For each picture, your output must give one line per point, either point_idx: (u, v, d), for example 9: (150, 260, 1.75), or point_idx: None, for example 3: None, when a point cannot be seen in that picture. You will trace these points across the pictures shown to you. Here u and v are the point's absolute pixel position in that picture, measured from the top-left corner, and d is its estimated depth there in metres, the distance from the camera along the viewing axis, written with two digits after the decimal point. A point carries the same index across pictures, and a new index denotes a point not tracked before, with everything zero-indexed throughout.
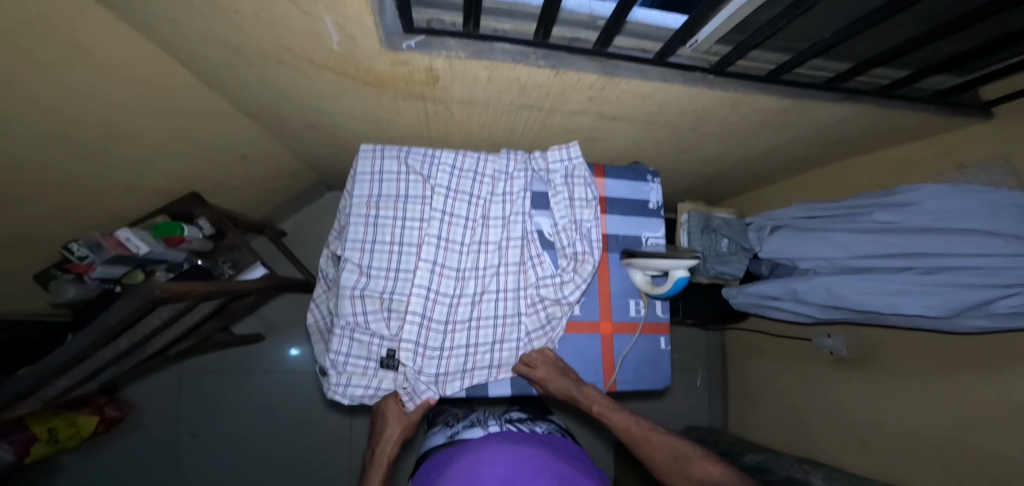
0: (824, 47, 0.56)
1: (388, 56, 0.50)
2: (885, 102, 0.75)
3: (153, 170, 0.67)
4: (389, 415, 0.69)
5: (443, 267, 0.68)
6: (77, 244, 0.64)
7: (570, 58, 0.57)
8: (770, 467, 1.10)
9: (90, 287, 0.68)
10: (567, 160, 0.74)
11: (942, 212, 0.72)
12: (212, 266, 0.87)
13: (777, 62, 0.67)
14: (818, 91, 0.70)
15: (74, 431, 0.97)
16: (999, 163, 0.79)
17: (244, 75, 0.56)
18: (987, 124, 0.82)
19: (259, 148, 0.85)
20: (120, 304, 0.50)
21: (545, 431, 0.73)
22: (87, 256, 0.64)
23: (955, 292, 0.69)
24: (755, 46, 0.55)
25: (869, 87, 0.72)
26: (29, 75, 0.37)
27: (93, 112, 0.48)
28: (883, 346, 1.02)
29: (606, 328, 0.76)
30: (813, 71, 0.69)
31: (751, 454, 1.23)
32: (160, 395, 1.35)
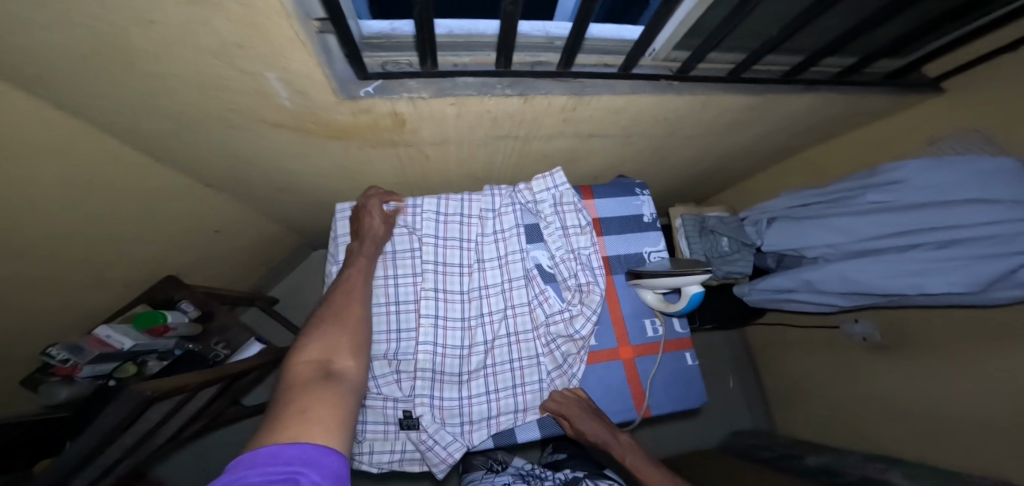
0: (774, 45, 0.55)
1: (347, 105, 0.49)
2: (844, 89, 0.75)
3: (117, 258, 0.64)
4: (373, 211, 0.63)
5: (444, 322, 0.63)
6: (57, 347, 0.59)
7: (537, 83, 0.56)
8: (839, 469, 0.97)
9: (85, 384, 0.63)
10: (553, 188, 0.72)
11: (936, 185, 0.69)
12: (205, 350, 0.78)
13: (734, 61, 0.66)
14: (778, 85, 0.70)
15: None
16: (971, 130, 0.77)
17: (200, 145, 0.54)
18: (942, 98, 0.82)
19: (233, 219, 0.82)
20: (111, 409, 0.47)
21: None
22: (69, 359, 0.59)
23: (975, 264, 0.64)
24: (711, 48, 0.54)
25: (823, 76, 0.72)
26: None
27: (33, 203, 0.44)
28: (921, 325, 0.95)
29: (626, 354, 0.69)
30: (768, 67, 0.69)
31: (812, 456, 1.09)
32: None
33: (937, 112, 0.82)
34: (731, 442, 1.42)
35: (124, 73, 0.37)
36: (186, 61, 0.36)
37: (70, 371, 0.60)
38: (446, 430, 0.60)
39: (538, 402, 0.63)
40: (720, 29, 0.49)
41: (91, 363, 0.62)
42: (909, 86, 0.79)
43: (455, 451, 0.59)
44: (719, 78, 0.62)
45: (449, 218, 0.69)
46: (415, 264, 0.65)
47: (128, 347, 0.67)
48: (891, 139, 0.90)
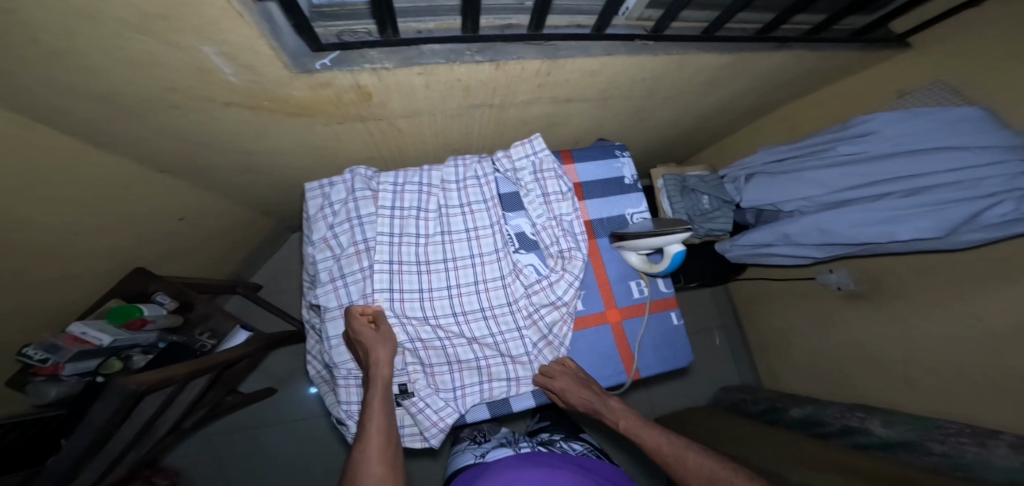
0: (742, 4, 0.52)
1: (303, 80, 0.46)
2: (816, 45, 0.74)
3: (80, 254, 0.61)
4: (364, 332, 0.57)
5: (431, 294, 0.66)
6: (32, 348, 0.57)
7: (507, 48, 0.53)
8: (822, 419, 1.14)
9: (73, 382, 0.62)
10: (532, 154, 0.70)
11: (904, 135, 0.71)
12: (189, 339, 0.80)
13: (707, 20, 0.64)
14: (751, 44, 0.68)
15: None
16: (935, 80, 0.77)
17: (151, 128, 0.51)
18: (910, 54, 0.81)
19: (199, 206, 0.79)
20: (96, 409, 0.45)
21: (579, 454, 0.72)
22: (49, 358, 0.58)
23: (944, 209, 0.66)
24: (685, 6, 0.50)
25: (794, 34, 0.71)
26: None
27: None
28: (894, 272, 1.02)
29: (614, 316, 0.72)
30: (741, 25, 0.67)
31: (796, 408, 1.25)
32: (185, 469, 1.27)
33: (905, 65, 0.82)
34: (722, 396, 1.57)
35: (45, 55, 0.33)
36: (113, 37, 0.33)
37: (53, 369, 0.59)
38: (439, 396, 0.63)
39: (528, 373, 0.67)
40: None
41: (73, 361, 0.61)
42: (876, 42, 0.78)
43: (447, 415, 0.62)
44: (692, 37, 0.60)
45: (428, 186, 0.68)
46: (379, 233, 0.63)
47: (108, 343, 0.65)
48: (861, 92, 0.90)
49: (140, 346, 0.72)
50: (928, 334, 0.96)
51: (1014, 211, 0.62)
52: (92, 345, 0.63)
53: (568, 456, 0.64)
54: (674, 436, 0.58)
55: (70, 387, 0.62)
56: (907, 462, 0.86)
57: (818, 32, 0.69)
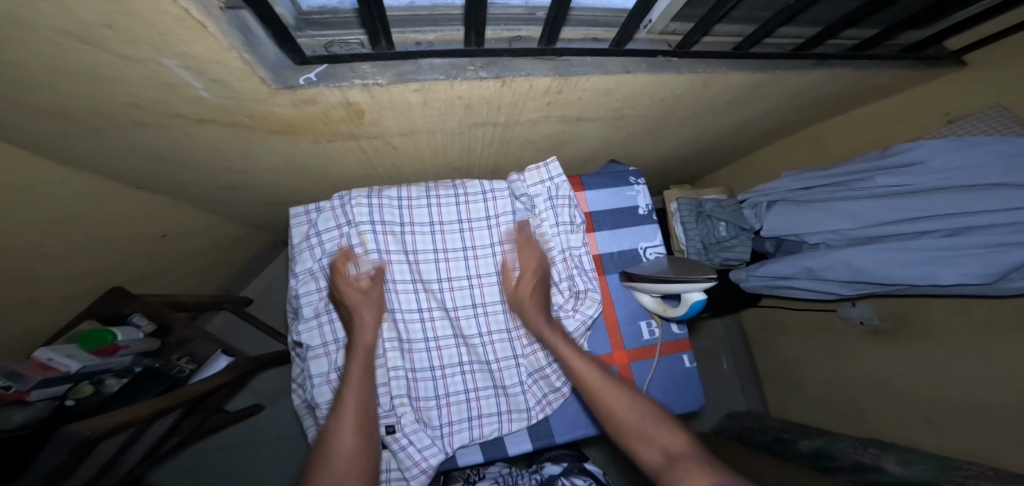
0: (785, 18, 0.46)
1: (285, 96, 0.41)
2: (859, 63, 0.68)
3: (46, 277, 0.56)
4: (348, 289, 0.52)
5: (431, 316, 0.60)
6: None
7: (515, 63, 0.48)
8: (831, 453, 1.04)
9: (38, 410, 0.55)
10: (548, 179, 0.63)
11: (954, 168, 0.64)
12: (167, 365, 0.72)
13: (738, 34, 0.58)
14: (789, 61, 0.62)
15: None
16: (989, 105, 0.70)
17: (118, 145, 0.46)
18: (959, 74, 0.75)
19: (182, 222, 0.74)
20: (43, 458, 0.39)
21: None
22: (9, 386, 0.52)
23: (994, 254, 0.59)
24: (718, 20, 0.45)
25: (835, 49, 0.65)
26: None
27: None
28: (928, 310, 0.93)
29: (621, 359, 0.64)
30: (777, 40, 0.61)
31: (806, 440, 1.17)
32: None
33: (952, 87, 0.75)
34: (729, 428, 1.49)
35: None
36: (52, 48, 0.28)
37: (16, 398, 0.53)
38: (425, 433, 0.56)
39: (523, 410, 0.60)
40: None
41: (40, 388, 0.54)
42: (925, 61, 0.72)
43: (431, 456, 0.54)
44: (722, 54, 0.54)
45: (435, 202, 0.61)
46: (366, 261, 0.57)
47: (78, 369, 0.59)
48: (899, 115, 0.84)
49: (113, 371, 0.65)
50: (962, 380, 0.88)
51: None
52: (59, 372, 0.57)
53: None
54: (652, 411, 0.48)
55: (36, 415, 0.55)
56: None
57: (864, 49, 0.63)
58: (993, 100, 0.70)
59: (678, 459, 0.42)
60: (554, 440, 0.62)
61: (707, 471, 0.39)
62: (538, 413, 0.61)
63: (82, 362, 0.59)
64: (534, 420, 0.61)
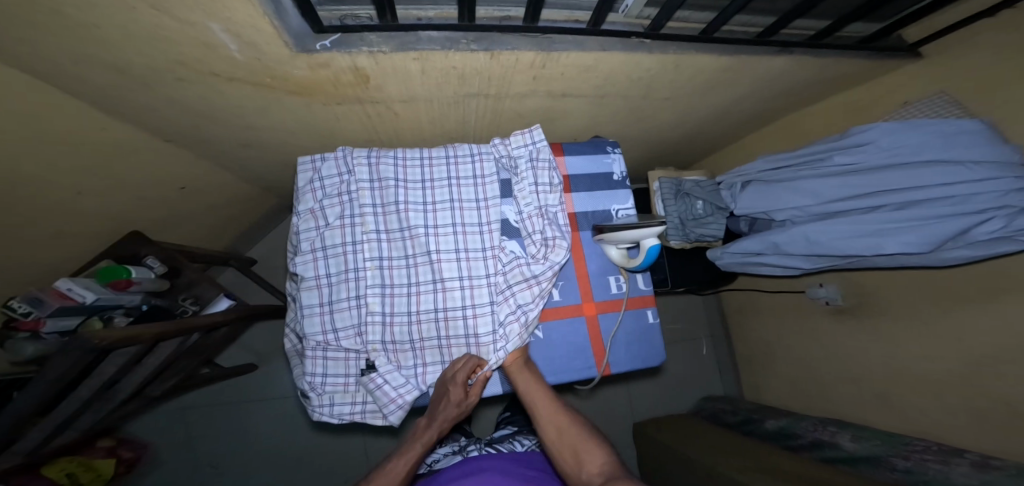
0: (740, 5, 0.53)
1: (304, 59, 0.48)
2: (822, 52, 0.74)
3: (87, 219, 0.64)
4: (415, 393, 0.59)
5: (415, 262, 0.65)
6: (16, 300, 0.54)
7: (503, 38, 0.54)
8: (795, 432, 1.17)
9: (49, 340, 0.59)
10: (531, 144, 0.71)
11: (900, 147, 0.70)
12: (172, 305, 0.80)
13: (706, 22, 0.64)
14: (754, 47, 0.68)
15: (93, 475, 0.95)
16: (944, 95, 0.76)
17: (156, 100, 0.53)
18: (919, 65, 0.80)
19: (201, 176, 0.81)
20: (58, 360, 0.46)
21: (524, 448, 0.72)
22: (31, 312, 0.55)
23: (931, 225, 0.66)
24: (682, 4, 0.51)
25: (796, 39, 0.71)
26: None
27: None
28: (883, 288, 1.01)
29: (589, 310, 0.72)
30: (743, 28, 0.67)
31: (772, 420, 1.29)
32: (172, 437, 1.32)
33: (912, 76, 0.81)
34: (704, 405, 1.59)
35: (63, 29, 0.35)
36: (124, 12, 0.35)
37: (33, 325, 0.55)
38: (399, 373, 0.63)
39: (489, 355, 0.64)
40: None
41: (55, 317, 0.58)
42: (885, 51, 0.78)
43: (406, 393, 0.62)
44: (689, 37, 0.60)
45: (430, 162, 0.68)
46: (360, 209, 0.64)
47: (94, 302, 0.63)
48: (866, 104, 0.90)
49: (122, 307, 0.69)
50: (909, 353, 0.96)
51: (1001, 229, 0.62)
52: (76, 302, 0.60)
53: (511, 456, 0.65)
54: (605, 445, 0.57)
55: (47, 345, 0.59)
56: (871, 477, 0.89)
57: (821, 38, 0.69)
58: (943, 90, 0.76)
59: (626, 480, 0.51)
60: None
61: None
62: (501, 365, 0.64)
63: (97, 294, 0.63)
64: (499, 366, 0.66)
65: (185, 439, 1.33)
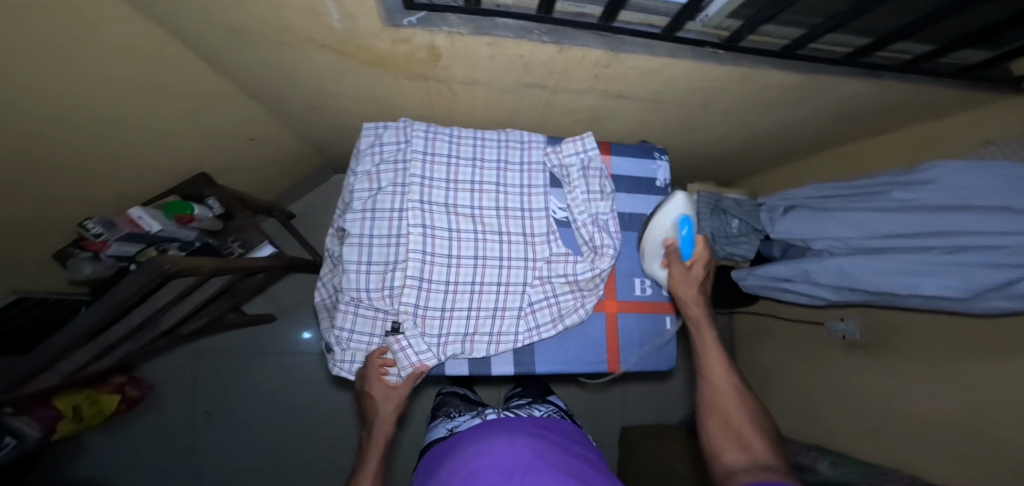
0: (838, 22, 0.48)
1: (389, 33, 0.51)
2: (914, 77, 0.67)
3: (165, 158, 0.69)
4: (376, 392, 0.64)
5: (459, 235, 0.68)
6: (91, 221, 0.60)
7: (574, 34, 0.55)
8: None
9: (108, 264, 0.65)
10: (582, 152, 0.73)
11: (966, 189, 0.66)
12: (224, 245, 0.85)
13: (789, 37, 0.60)
14: (831, 69, 0.63)
15: (97, 409, 1.05)
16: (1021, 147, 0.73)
17: (249, 60, 0.57)
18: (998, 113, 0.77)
19: (265, 131, 0.85)
20: (132, 277, 0.50)
21: (543, 414, 0.75)
22: (101, 234, 0.61)
23: (976, 272, 0.64)
24: (766, 21, 0.49)
25: (888, 63, 0.64)
26: (52, 66, 0.39)
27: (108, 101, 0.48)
28: (899, 329, 0.99)
29: (611, 307, 0.75)
30: (829, 46, 0.62)
31: None
32: (184, 372, 1.40)
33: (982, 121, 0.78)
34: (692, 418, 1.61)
35: None
36: None
37: (101, 246, 0.61)
38: (423, 340, 0.66)
39: (511, 333, 0.70)
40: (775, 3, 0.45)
41: (120, 242, 0.63)
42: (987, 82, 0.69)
43: (426, 360, 0.66)
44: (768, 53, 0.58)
45: (483, 144, 0.71)
46: (409, 179, 0.66)
47: (156, 232, 0.68)
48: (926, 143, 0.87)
49: (178, 242, 0.74)
50: (907, 397, 0.96)
51: None
52: (142, 230, 0.66)
53: (528, 420, 0.68)
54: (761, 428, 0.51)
55: (104, 268, 0.66)
56: None
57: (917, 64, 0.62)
58: (996, 138, 0.74)
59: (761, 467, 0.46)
60: (533, 368, 0.72)
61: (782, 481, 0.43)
62: (523, 343, 0.71)
63: (161, 226, 0.68)
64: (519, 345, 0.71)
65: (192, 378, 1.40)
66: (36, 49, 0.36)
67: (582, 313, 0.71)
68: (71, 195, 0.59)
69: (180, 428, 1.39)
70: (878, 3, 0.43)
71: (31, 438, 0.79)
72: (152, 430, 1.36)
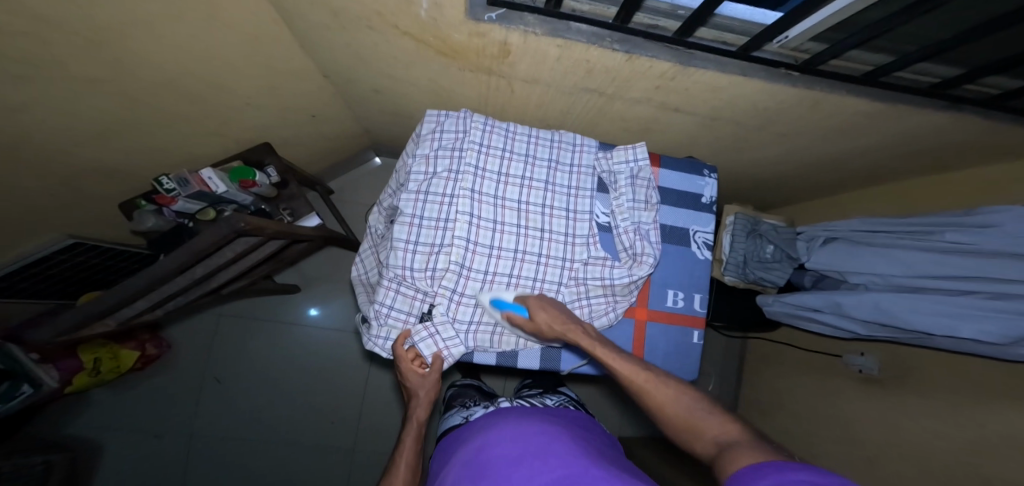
0: (926, 55, 0.49)
1: (469, 26, 0.52)
2: (988, 114, 0.65)
3: (234, 124, 0.73)
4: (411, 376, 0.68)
5: (502, 227, 0.69)
6: (167, 177, 0.65)
7: (645, 45, 0.56)
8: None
9: (167, 219, 0.71)
10: (632, 160, 0.74)
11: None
12: (274, 212, 0.88)
13: (863, 64, 0.59)
14: (907, 98, 0.63)
15: (114, 365, 1.10)
16: None
17: (331, 39, 0.60)
18: None
19: (324, 110, 0.89)
20: (209, 231, 0.56)
21: (556, 404, 0.77)
22: (174, 190, 0.65)
23: (1022, 321, 0.62)
24: (854, 46, 0.49)
25: (976, 97, 0.63)
26: (159, 27, 0.42)
27: (195, 62, 0.52)
28: (914, 369, 0.97)
29: (641, 315, 0.76)
30: (916, 76, 0.61)
31: None
32: (198, 331, 1.42)
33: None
34: None
35: None
36: None
37: (169, 201, 0.66)
38: (454, 325, 0.68)
39: None
40: (871, 29, 0.45)
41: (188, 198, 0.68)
42: None
43: (456, 348, 0.68)
44: (849, 79, 0.58)
45: (535, 143, 0.73)
46: (464, 168, 0.68)
47: (221, 193, 0.72)
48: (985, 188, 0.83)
49: (236, 204, 0.79)
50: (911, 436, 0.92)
51: None
52: (210, 190, 0.70)
53: (543, 408, 0.69)
54: (704, 407, 0.51)
55: (164, 222, 0.72)
56: None
57: (999, 102, 0.60)
58: None
59: (729, 445, 0.44)
60: (559, 366, 0.74)
61: (754, 451, 0.41)
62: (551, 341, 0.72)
63: (227, 188, 0.72)
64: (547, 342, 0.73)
65: (207, 338, 1.42)
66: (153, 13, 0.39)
67: (613, 317, 0.72)
68: (142, 143, 0.63)
69: (184, 384, 1.40)
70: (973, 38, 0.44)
71: (49, 389, 0.80)
72: (162, 385, 1.38)
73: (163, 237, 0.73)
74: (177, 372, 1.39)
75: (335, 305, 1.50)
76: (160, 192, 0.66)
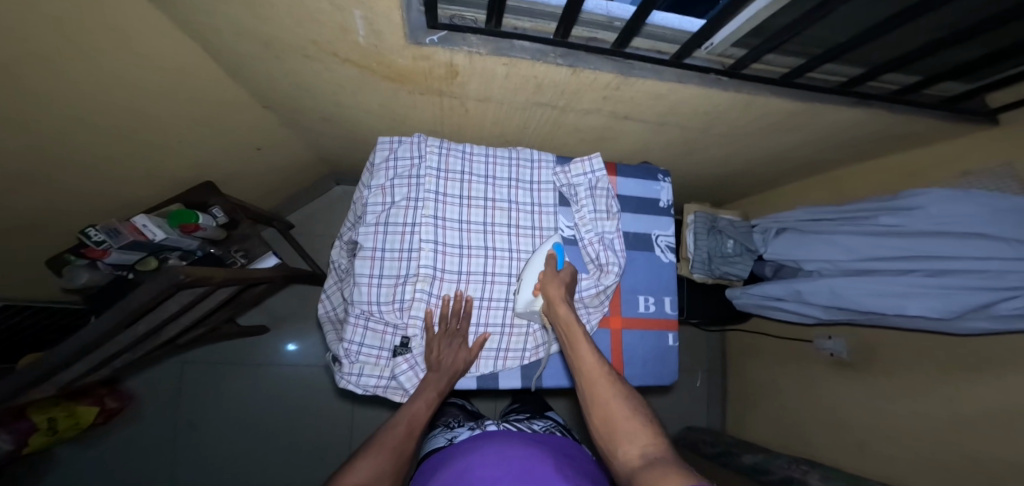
0: (832, 56, 0.53)
1: (411, 50, 0.52)
2: (900, 107, 0.71)
3: (171, 162, 0.69)
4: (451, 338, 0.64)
5: (470, 251, 0.68)
6: (96, 229, 0.60)
7: (587, 58, 0.58)
8: (768, 467, 1.11)
9: (103, 272, 0.65)
10: (590, 172, 0.75)
11: (948, 216, 0.68)
12: (225, 255, 0.84)
13: (790, 66, 0.63)
14: (830, 96, 0.67)
15: (74, 422, 0.95)
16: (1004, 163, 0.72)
17: (270, 69, 0.58)
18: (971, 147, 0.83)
19: (273, 140, 0.86)
20: (145, 287, 0.50)
21: (542, 428, 0.74)
22: (104, 242, 0.60)
23: (960, 294, 0.67)
24: (773, 49, 0.52)
25: (880, 92, 0.68)
26: (68, 65, 0.39)
27: (116, 98, 0.48)
28: (881, 345, 1.02)
29: (615, 324, 0.75)
30: (824, 75, 0.65)
31: (748, 454, 1.23)
32: (154, 388, 1.30)
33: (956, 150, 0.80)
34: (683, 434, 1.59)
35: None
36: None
37: (100, 254, 0.61)
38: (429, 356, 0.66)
39: (519, 350, 0.70)
40: (781, 34, 0.48)
41: (122, 250, 0.62)
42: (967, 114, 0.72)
43: None
44: (770, 81, 0.61)
45: (494, 162, 0.73)
46: (422, 193, 0.67)
47: (160, 241, 0.68)
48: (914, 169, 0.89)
49: (180, 250, 0.75)
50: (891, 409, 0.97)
51: None
52: (147, 238, 0.66)
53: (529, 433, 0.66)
54: (644, 414, 0.48)
55: (99, 277, 0.65)
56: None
57: (905, 94, 0.66)
58: (972, 170, 0.76)
59: (653, 462, 0.41)
60: (541, 383, 0.71)
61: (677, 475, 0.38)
62: (530, 359, 0.71)
63: (166, 235, 0.68)
64: (526, 362, 0.71)
65: (166, 394, 1.30)
66: (57, 50, 0.36)
67: (587, 329, 0.72)
68: (66, 192, 0.57)
69: (141, 449, 1.26)
70: (876, 36, 0.48)
71: None
72: (114, 453, 1.24)
73: (99, 294, 0.66)
74: (135, 437, 1.26)
75: (305, 341, 1.41)
76: (89, 246, 0.60)
